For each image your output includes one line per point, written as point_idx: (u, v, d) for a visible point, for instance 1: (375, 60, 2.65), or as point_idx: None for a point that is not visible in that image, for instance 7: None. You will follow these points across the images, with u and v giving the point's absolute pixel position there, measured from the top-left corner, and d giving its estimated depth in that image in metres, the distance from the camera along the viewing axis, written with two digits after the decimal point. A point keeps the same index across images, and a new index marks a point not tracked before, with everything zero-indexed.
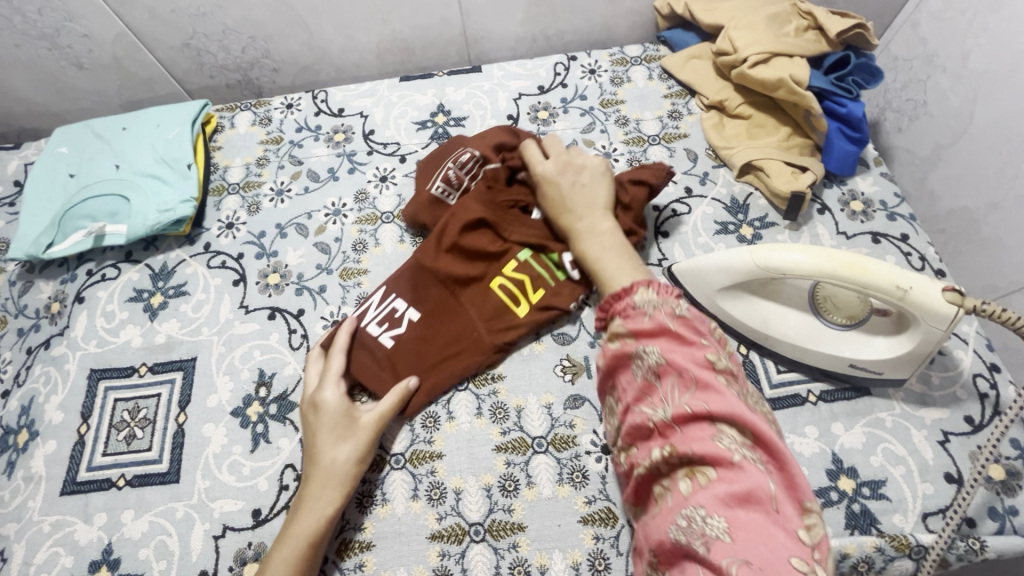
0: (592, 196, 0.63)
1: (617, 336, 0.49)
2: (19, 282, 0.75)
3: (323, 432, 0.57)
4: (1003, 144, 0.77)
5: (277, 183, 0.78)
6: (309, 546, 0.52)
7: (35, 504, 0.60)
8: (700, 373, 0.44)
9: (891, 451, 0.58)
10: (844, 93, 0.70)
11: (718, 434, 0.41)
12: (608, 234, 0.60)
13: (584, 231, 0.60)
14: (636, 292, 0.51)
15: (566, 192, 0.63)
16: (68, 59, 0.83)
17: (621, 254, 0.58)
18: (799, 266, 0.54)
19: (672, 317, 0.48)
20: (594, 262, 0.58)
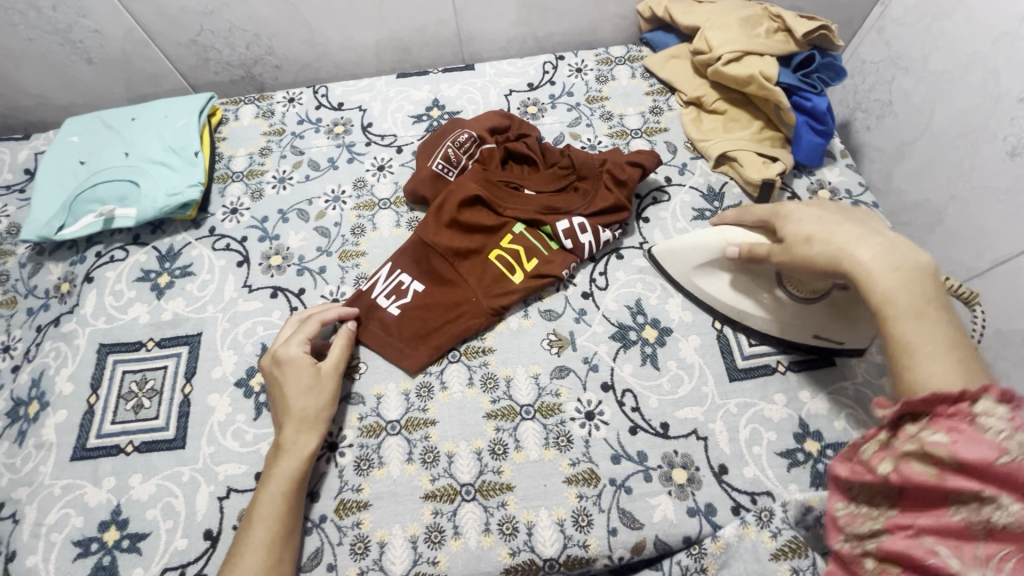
0: (895, 251, 0.50)
1: (924, 457, 0.41)
2: (29, 264, 0.78)
3: (290, 384, 0.61)
4: (960, 139, 0.82)
5: (280, 171, 0.82)
6: (291, 484, 0.57)
7: (46, 469, 0.63)
8: (1011, 522, 0.37)
9: (853, 416, 0.62)
10: (810, 88, 0.76)
11: (998, 506, 0.38)
12: (918, 277, 0.48)
13: (894, 283, 0.48)
14: (978, 400, 0.40)
15: (855, 242, 0.51)
16: (78, 54, 0.87)
17: (932, 319, 0.46)
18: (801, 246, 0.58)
19: (1010, 458, 0.38)
20: (899, 319, 0.47)
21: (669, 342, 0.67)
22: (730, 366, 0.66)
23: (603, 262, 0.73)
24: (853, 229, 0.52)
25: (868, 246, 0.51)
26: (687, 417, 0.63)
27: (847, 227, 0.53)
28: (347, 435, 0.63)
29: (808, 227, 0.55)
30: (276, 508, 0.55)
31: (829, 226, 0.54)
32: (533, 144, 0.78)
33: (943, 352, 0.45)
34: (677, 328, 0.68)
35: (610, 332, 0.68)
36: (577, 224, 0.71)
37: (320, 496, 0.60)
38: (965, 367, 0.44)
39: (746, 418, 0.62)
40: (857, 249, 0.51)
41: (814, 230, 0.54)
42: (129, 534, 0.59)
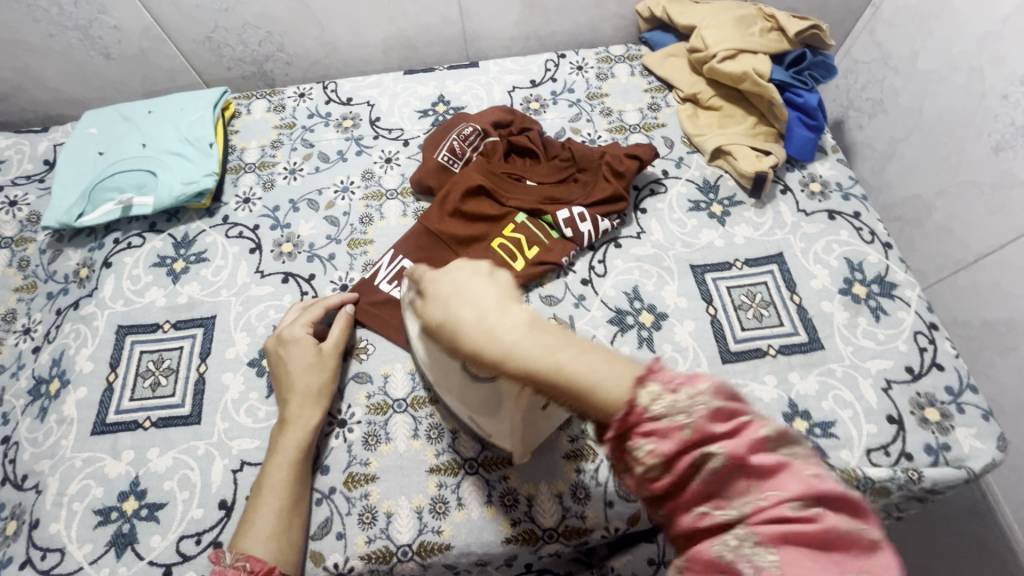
0: (506, 299, 0.37)
1: (653, 467, 0.36)
2: (49, 250, 0.81)
3: (293, 363, 0.65)
4: (948, 136, 0.85)
5: (290, 163, 0.85)
6: (298, 454, 0.60)
7: (67, 443, 0.66)
8: (760, 456, 0.34)
9: (841, 396, 0.65)
10: (802, 86, 0.79)
11: (708, 458, 0.35)
12: (552, 336, 0.36)
13: (535, 346, 0.36)
14: (638, 395, 0.36)
15: (468, 294, 0.38)
16: (97, 49, 0.90)
17: (575, 341, 0.37)
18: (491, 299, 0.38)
19: (712, 411, 0.35)
20: (554, 372, 0.35)
21: (664, 326, 0.70)
22: (723, 349, 0.68)
23: (602, 250, 0.76)
24: (436, 293, 0.39)
25: (481, 284, 0.38)
26: None
27: (480, 281, 0.38)
28: (355, 412, 0.66)
29: (437, 298, 0.39)
30: (284, 476, 0.59)
31: (441, 275, 0.40)
32: (535, 138, 0.81)
33: (602, 363, 0.36)
34: (672, 314, 0.71)
35: (608, 317, 0.71)
36: (577, 212, 0.74)
37: (329, 469, 0.63)
38: (619, 365, 0.37)
39: None
40: (458, 310, 0.37)
41: (438, 295, 0.39)
42: (147, 504, 0.62)
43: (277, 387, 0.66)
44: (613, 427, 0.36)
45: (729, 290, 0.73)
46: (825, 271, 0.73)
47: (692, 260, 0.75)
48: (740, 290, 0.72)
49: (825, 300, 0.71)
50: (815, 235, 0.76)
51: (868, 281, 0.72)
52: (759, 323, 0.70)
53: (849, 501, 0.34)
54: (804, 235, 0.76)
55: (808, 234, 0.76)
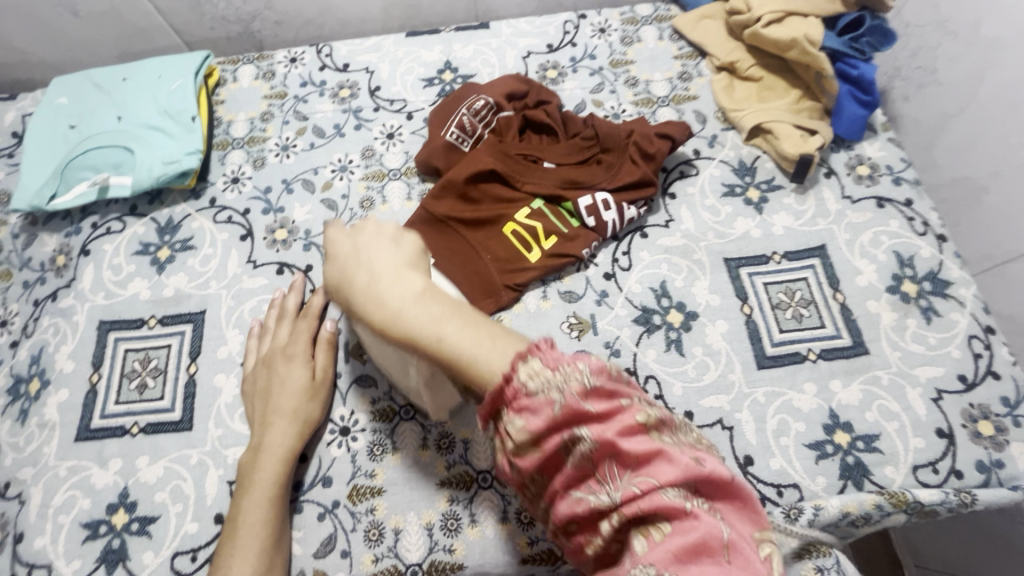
0: (400, 267, 0.45)
1: (521, 444, 0.36)
2: (22, 235, 0.74)
3: (284, 384, 0.60)
4: (1011, 112, 0.76)
5: (282, 138, 0.77)
6: (277, 487, 0.55)
7: (50, 450, 0.61)
8: (631, 441, 0.34)
9: (886, 407, 0.60)
10: (858, 54, 0.70)
11: (577, 437, 0.35)
12: (439, 302, 0.42)
13: (418, 313, 0.41)
14: (518, 370, 0.37)
15: (368, 260, 0.46)
16: (64, 6, 0.81)
17: (462, 314, 0.41)
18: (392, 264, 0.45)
19: (586, 389, 0.35)
20: (434, 339, 0.40)
21: (695, 327, 0.64)
22: (759, 353, 0.63)
23: (627, 241, 0.69)
24: (340, 254, 0.48)
25: (379, 251, 0.47)
26: (713, 406, 0.61)
27: (390, 249, 0.46)
28: (359, 419, 0.61)
29: (338, 260, 0.48)
30: (262, 513, 0.54)
31: (350, 239, 0.49)
32: (554, 113, 0.73)
33: (483, 339, 0.40)
34: (703, 313, 0.65)
35: (633, 316, 0.65)
36: (600, 199, 0.67)
37: (332, 481, 0.59)
38: (502, 341, 0.40)
39: (775, 408, 0.60)
40: (354, 275, 0.46)
41: (341, 257, 0.48)
42: (138, 517, 0.58)
43: (256, 407, 0.60)
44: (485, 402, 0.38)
45: (767, 286, 0.66)
46: (872, 266, 0.67)
47: (726, 253, 0.68)
48: (779, 287, 0.66)
49: (871, 299, 0.65)
50: (863, 225, 0.69)
51: (919, 278, 0.66)
52: (798, 324, 0.64)
53: (723, 485, 0.34)
54: (849, 226, 0.69)
55: (853, 224, 0.69)
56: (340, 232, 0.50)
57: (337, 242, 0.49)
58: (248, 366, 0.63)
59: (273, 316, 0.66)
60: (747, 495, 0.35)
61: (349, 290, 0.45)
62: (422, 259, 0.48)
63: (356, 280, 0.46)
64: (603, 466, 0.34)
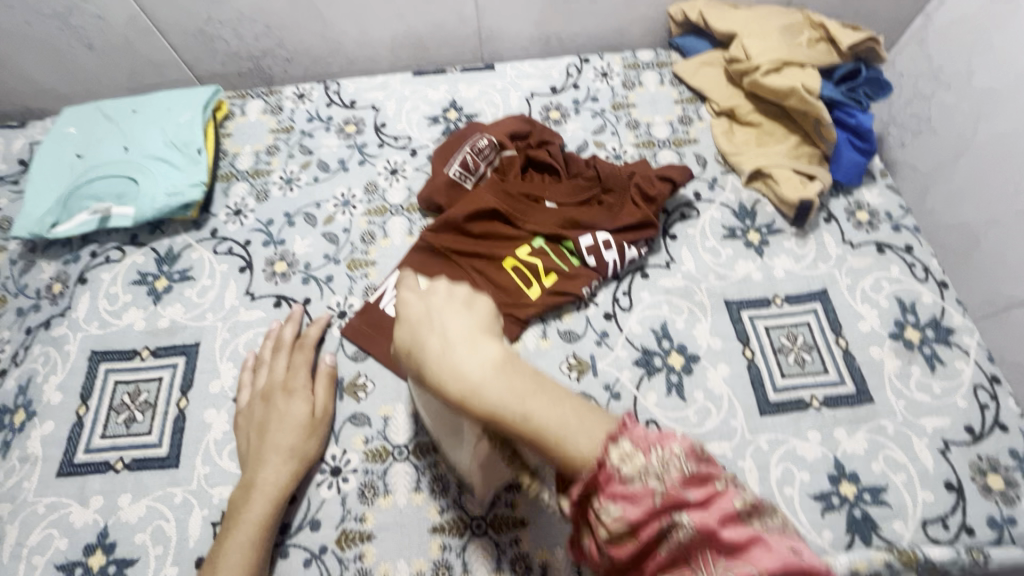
0: (476, 333, 0.38)
1: (615, 533, 0.32)
2: (20, 261, 0.74)
3: (281, 419, 0.58)
4: (1006, 161, 0.77)
5: (287, 171, 0.78)
6: (263, 530, 0.53)
7: (29, 485, 0.59)
8: (733, 531, 0.30)
9: (893, 458, 0.58)
10: (854, 104, 0.72)
11: (676, 526, 0.30)
12: (521, 372, 0.35)
13: (498, 386, 0.35)
14: (609, 451, 0.32)
15: (441, 324, 0.39)
16: (79, 40, 0.82)
17: (547, 388, 0.35)
18: (467, 336, 0.38)
19: (685, 474, 0.31)
20: (519, 417, 0.34)
21: (696, 370, 0.63)
22: (761, 399, 0.61)
23: (627, 281, 0.69)
24: (410, 316, 0.40)
25: (452, 316, 0.39)
26: (714, 452, 0.59)
27: (463, 315, 0.39)
28: (351, 459, 0.59)
29: (409, 322, 0.40)
30: (244, 557, 0.51)
31: (419, 298, 0.41)
32: (556, 153, 0.74)
33: (573, 418, 0.34)
34: (705, 356, 0.64)
35: (633, 357, 0.64)
36: (601, 239, 0.67)
37: (320, 525, 0.56)
38: (592, 420, 0.34)
39: (778, 456, 0.59)
40: (426, 338, 0.38)
41: (410, 320, 0.41)
42: (115, 560, 0.55)
43: (250, 442, 0.58)
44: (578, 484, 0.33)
45: (768, 330, 0.66)
46: (874, 312, 0.66)
47: (727, 295, 0.68)
48: (780, 331, 0.65)
49: (874, 345, 0.64)
50: (864, 269, 0.69)
51: (922, 325, 0.65)
52: (801, 369, 0.63)
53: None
54: (850, 270, 0.69)
55: (854, 269, 0.69)
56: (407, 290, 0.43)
57: (409, 300, 0.42)
58: (242, 397, 0.62)
59: (268, 349, 0.64)
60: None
61: (418, 357, 0.38)
62: (497, 323, 0.41)
63: (427, 345, 0.38)
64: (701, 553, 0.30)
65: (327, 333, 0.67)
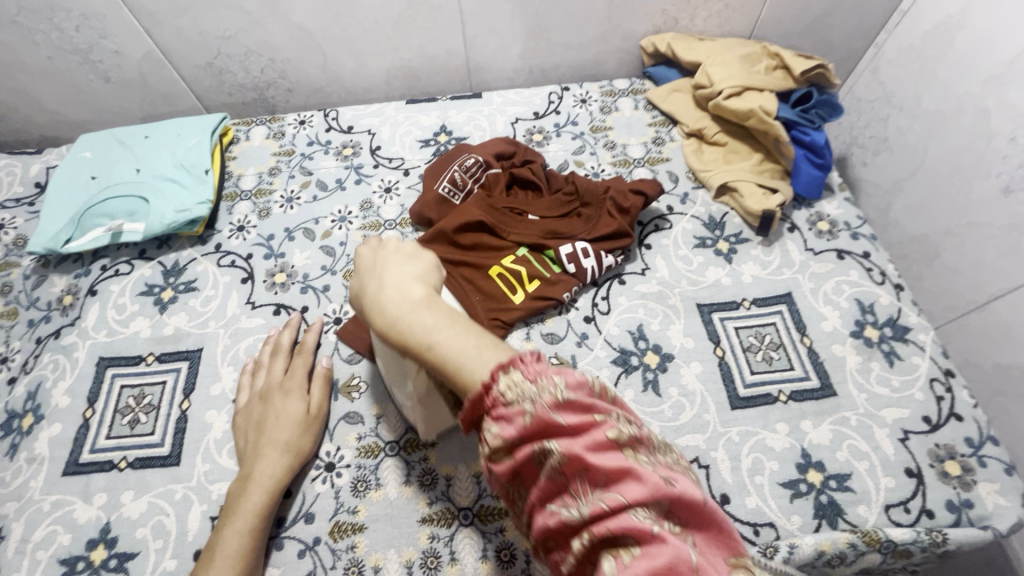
0: (406, 280, 0.48)
1: (498, 450, 0.38)
2: (33, 276, 0.78)
3: (279, 416, 0.61)
4: (955, 176, 0.83)
5: (288, 191, 0.84)
6: (258, 519, 0.56)
7: (36, 484, 0.62)
8: (602, 457, 0.35)
9: (856, 447, 0.62)
10: (809, 123, 0.79)
11: (547, 450, 0.36)
12: (438, 309, 0.45)
13: (414, 320, 0.44)
14: (498, 380, 0.39)
15: (384, 273, 0.50)
16: (97, 74, 0.89)
17: (456, 323, 0.44)
18: (397, 280, 0.49)
19: (559, 402, 0.37)
20: (426, 345, 0.43)
21: (671, 368, 0.67)
22: (732, 395, 0.65)
23: (605, 287, 0.74)
24: (362, 265, 0.52)
25: (397, 267, 0.50)
26: (689, 444, 0.62)
27: (402, 263, 0.51)
28: (344, 455, 0.62)
29: (361, 271, 0.52)
30: (239, 546, 0.54)
31: (379, 254, 0.53)
32: (538, 171, 0.79)
33: (470, 348, 0.42)
34: (678, 354, 0.68)
35: (612, 357, 0.68)
36: (580, 248, 0.72)
37: (314, 517, 0.59)
38: (490, 354, 0.42)
39: (749, 447, 0.62)
40: (370, 283, 0.50)
41: (364, 268, 0.52)
42: (116, 554, 0.58)
43: (248, 439, 0.61)
44: (467, 406, 0.40)
45: (737, 330, 0.70)
46: (836, 312, 0.71)
47: (699, 299, 0.73)
48: (749, 331, 0.70)
49: (836, 343, 0.69)
50: (825, 274, 0.74)
51: (880, 324, 0.70)
52: (769, 366, 0.67)
53: (695, 510, 0.34)
54: (813, 275, 0.74)
55: (817, 274, 0.74)
56: (368, 245, 0.55)
57: (365, 254, 0.54)
58: (240, 397, 0.65)
59: (266, 353, 0.68)
60: (726, 526, 0.36)
61: (363, 295, 0.49)
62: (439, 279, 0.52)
63: (370, 285, 0.50)
64: (573, 472, 0.35)
65: (323, 339, 0.71)
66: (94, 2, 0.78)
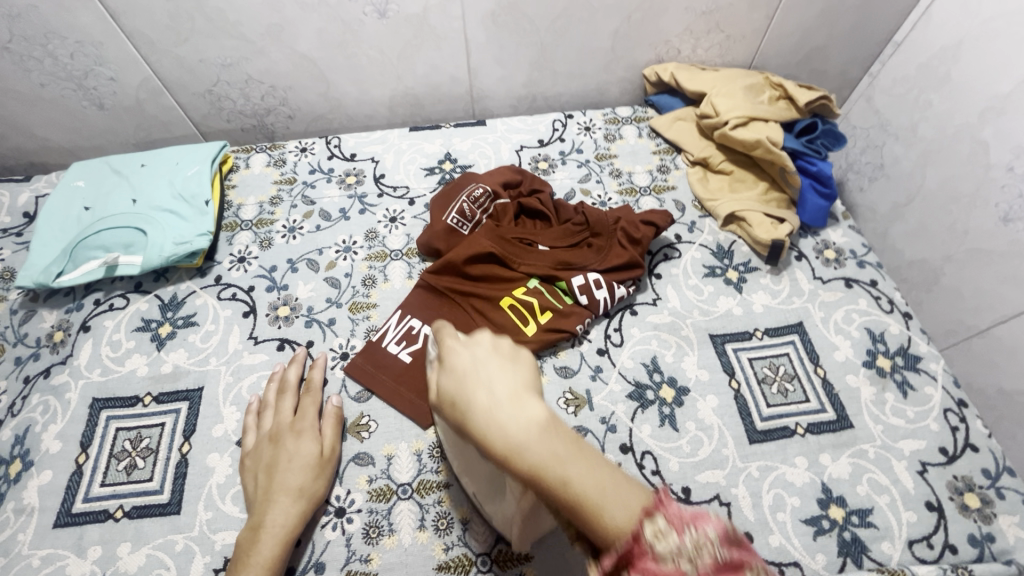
0: (520, 391, 0.36)
1: None
2: (20, 311, 0.75)
3: (290, 459, 0.59)
4: (953, 204, 0.84)
5: (290, 221, 0.82)
6: (270, 572, 0.53)
7: (25, 537, 0.58)
8: None
9: (876, 481, 0.61)
10: (814, 154, 0.80)
11: None
12: (553, 427, 0.34)
13: (542, 450, 0.33)
14: (644, 530, 0.31)
15: (486, 378, 0.37)
16: (90, 100, 0.86)
17: (582, 451, 0.34)
18: (498, 400, 0.36)
19: (720, 563, 0.29)
20: (558, 480, 0.32)
21: (686, 402, 0.66)
22: (749, 428, 0.65)
23: (617, 318, 0.73)
24: (458, 368, 0.39)
25: (499, 371, 0.38)
26: (709, 481, 0.61)
27: (502, 366, 0.38)
28: (355, 499, 0.60)
29: (455, 373, 0.39)
30: None
31: (467, 349, 0.40)
32: (546, 201, 0.79)
33: (606, 484, 0.32)
34: (694, 387, 0.68)
35: (626, 391, 0.67)
36: (592, 279, 0.71)
37: (325, 567, 0.56)
38: (628, 490, 0.33)
39: (769, 482, 0.61)
40: (472, 393, 0.37)
41: (456, 371, 0.39)
42: None
43: (257, 484, 0.58)
44: (606, 557, 0.31)
45: (751, 361, 0.70)
46: (847, 342, 0.71)
47: (711, 329, 0.72)
48: (763, 362, 0.70)
49: (849, 373, 0.69)
50: (835, 303, 0.74)
51: (892, 353, 0.70)
52: (784, 398, 0.67)
53: None
54: (823, 304, 0.74)
55: (826, 303, 0.74)
56: (449, 336, 0.43)
57: (450, 349, 0.41)
58: (248, 438, 0.62)
59: (273, 391, 0.66)
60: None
61: (461, 408, 0.37)
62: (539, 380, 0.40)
63: (470, 398, 0.36)
64: None
65: (329, 375, 0.68)
66: (91, 29, 0.76)
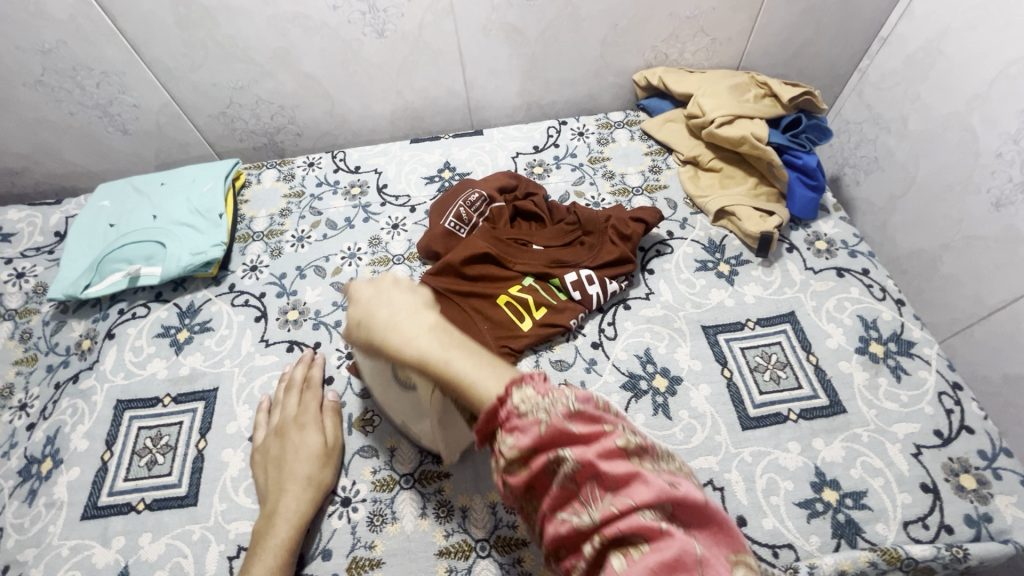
0: (417, 307, 0.48)
1: (512, 461, 0.38)
2: (52, 322, 0.80)
3: (298, 449, 0.62)
4: (947, 192, 0.85)
5: (298, 231, 0.86)
6: (285, 556, 0.56)
7: (55, 529, 0.62)
8: (612, 463, 0.36)
9: (870, 464, 0.62)
10: (800, 148, 0.81)
11: (560, 458, 0.37)
12: (442, 330, 0.46)
13: (429, 339, 0.44)
14: (512, 394, 0.39)
15: (389, 299, 0.49)
16: (115, 126, 0.93)
17: (464, 344, 0.44)
18: (398, 312, 0.48)
19: (571, 412, 0.38)
20: (440, 365, 0.43)
21: (679, 391, 0.68)
22: (742, 415, 0.66)
23: (611, 312, 0.75)
24: (362, 296, 0.50)
25: (399, 293, 0.50)
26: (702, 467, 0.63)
27: (406, 291, 0.50)
28: (360, 489, 0.63)
29: (360, 302, 0.50)
30: None
31: (376, 283, 0.51)
32: (540, 203, 0.82)
33: (483, 366, 0.42)
34: (686, 377, 0.69)
35: (620, 382, 0.69)
36: (584, 275, 0.73)
37: (332, 553, 0.59)
38: (502, 370, 0.42)
39: (762, 467, 0.62)
40: (376, 310, 0.49)
41: (362, 298, 0.50)
42: None
43: (269, 476, 0.61)
44: (482, 422, 0.40)
45: (744, 351, 0.71)
46: (840, 329, 0.72)
47: (703, 321, 0.74)
48: (755, 351, 0.71)
49: (843, 360, 0.70)
50: (826, 292, 0.75)
51: (885, 340, 0.71)
52: (777, 385, 0.68)
53: (699, 510, 0.35)
54: (815, 293, 0.75)
55: (818, 292, 0.75)
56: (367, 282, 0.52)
57: (365, 287, 0.51)
58: (258, 435, 0.66)
59: (282, 389, 0.69)
60: (725, 520, 0.36)
61: (367, 324, 0.48)
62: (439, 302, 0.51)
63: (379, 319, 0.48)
64: (589, 479, 0.36)
65: (335, 374, 0.72)
66: (114, 61, 0.83)
